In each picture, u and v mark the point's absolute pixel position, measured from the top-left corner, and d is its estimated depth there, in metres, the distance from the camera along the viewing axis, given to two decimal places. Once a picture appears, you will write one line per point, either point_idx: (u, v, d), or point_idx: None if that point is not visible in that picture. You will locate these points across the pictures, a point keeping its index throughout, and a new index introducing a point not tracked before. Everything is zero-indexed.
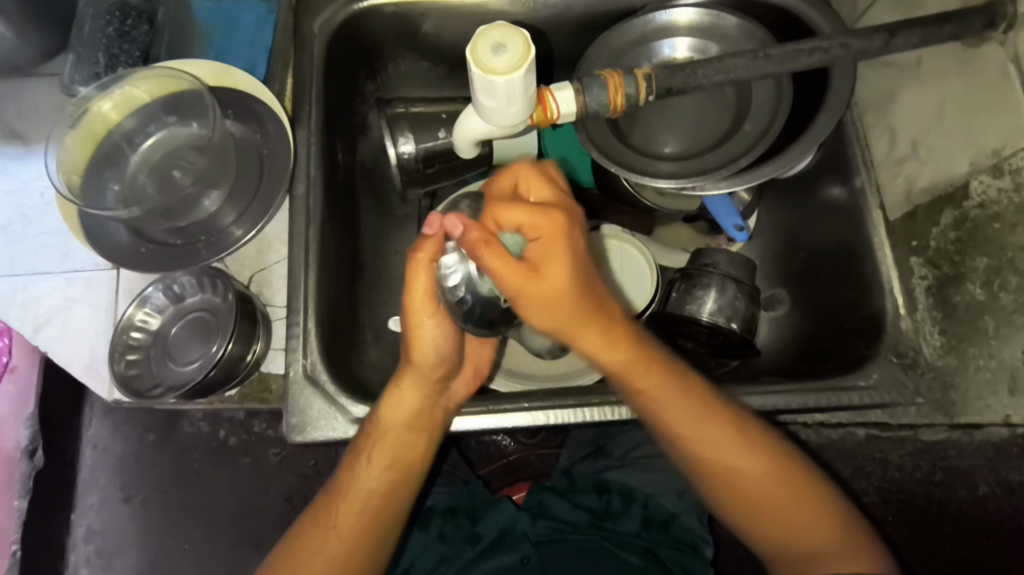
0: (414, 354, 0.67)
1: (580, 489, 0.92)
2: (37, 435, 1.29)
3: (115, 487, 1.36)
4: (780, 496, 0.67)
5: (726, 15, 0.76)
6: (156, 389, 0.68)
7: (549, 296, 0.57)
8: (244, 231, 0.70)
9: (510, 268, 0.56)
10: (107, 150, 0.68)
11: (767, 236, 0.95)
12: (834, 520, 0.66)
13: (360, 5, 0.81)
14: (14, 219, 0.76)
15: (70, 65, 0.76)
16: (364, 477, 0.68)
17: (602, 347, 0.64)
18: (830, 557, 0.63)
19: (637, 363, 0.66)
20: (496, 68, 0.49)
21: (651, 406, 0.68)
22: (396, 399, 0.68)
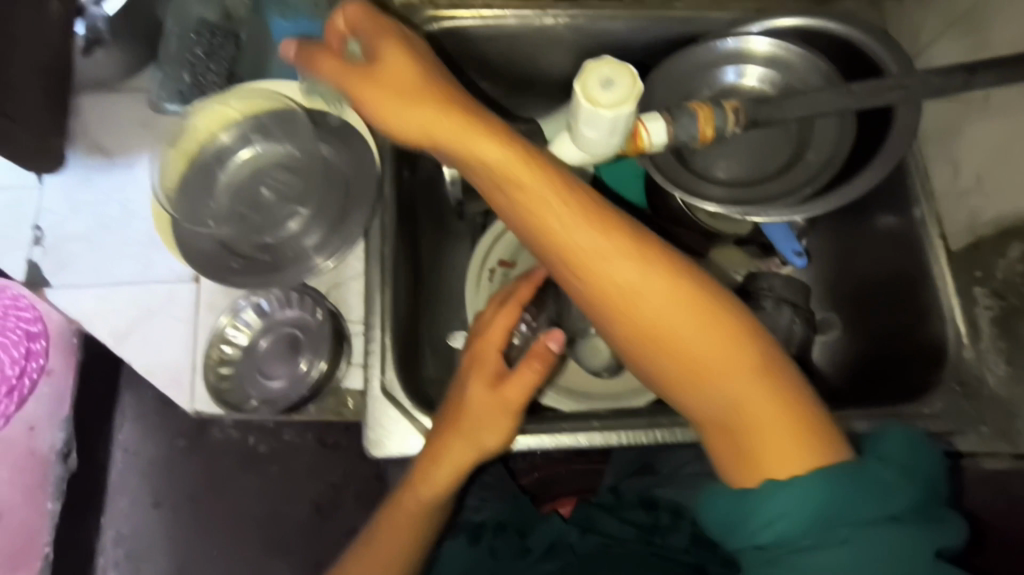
0: (466, 408, 0.67)
1: (627, 505, 0.92)
2: (70, 437, 1.31)
3: (146, 493, 1.40)
4: (739, 383, 0.53)
5: (794, 47, 0.79)
6: (249, 402, 0.71)
7: (404, 95, 0.58)
8: (328, 259, 0.72)
9: (382, 78, 0.59)
10: (199, 167, 0.71)
11: (817, 260, 0.97)
12: (777, 404, 0.52)
13: (433, 27, 0.87)
14: (95, 229, 0.78)
15: (158, 84, 0.79)
16: (411, 502, 0.68)
17: (492, 170, 0.57)
18: (790, 458, 0.51)
19: (542, 210, 0.56)
20: (602, 101, 0.51)
21: (574, 273, 0.57)
22: (451, 453, 0.66)
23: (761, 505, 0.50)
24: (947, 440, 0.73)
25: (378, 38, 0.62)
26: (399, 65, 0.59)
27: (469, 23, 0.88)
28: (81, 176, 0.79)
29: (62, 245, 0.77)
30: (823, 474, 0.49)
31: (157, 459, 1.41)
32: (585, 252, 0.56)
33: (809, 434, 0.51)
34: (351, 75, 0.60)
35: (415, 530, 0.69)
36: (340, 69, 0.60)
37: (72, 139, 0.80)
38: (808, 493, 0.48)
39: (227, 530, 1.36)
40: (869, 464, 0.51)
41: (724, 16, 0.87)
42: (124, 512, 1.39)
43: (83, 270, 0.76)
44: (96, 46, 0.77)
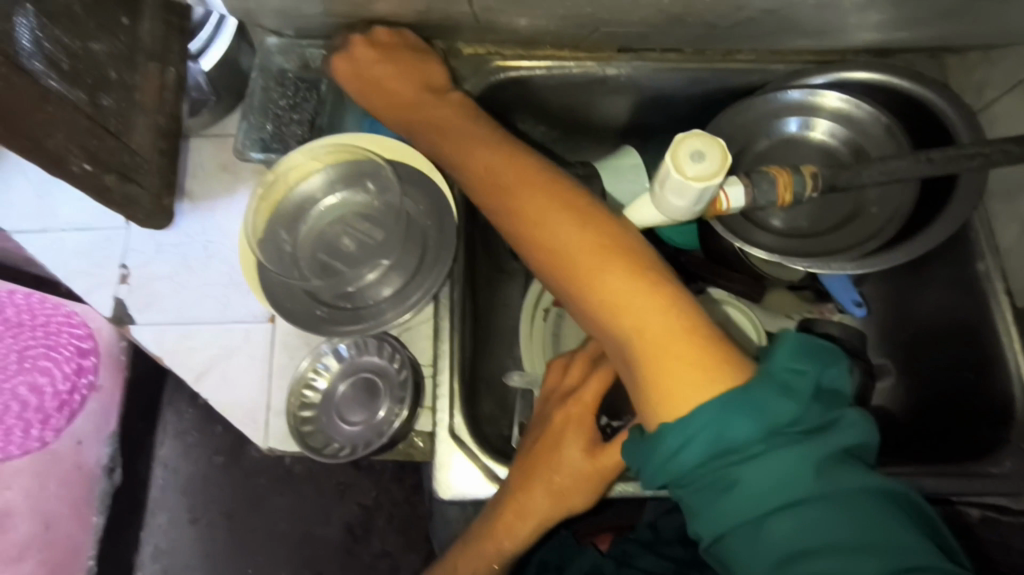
0: (559, 470, 0.67)
1: (665, 541, 0.91)
2: (115, 454, 1.40)
3: (184, 509, 1.45)
4: (652, 323, 0.58)
5: (864, 104, 0.81)
6: (332, 446, 0.71)
7: (429, 113, 0.74)
8: (397, 312, 0.71)
9: (399, 99, 0.77)
10: (284, 212, 0.74)
11: (871, 307, 0.97)
12: (693, 348, 0.56)
13: (496, 77, 0.89)
14: (179, 269, 0.81)
15: (241, 132, 0.82)
16: (489, 550, 0.68)
17: (481, 162, 0.70)
18: (686, 378, 0.54)
19: (506, 182, 0.68)
20: (692, 173, 0.52)
21: (511, 222, 0.67)
22: (531, 504, 0.67)
23: (668, 432, 0.53)
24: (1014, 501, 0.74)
25: (385, 64, 0.76)
26: (398, 79, 0.76)
27: (536, 74, 0.89)
28: None
29: (148, 284, 0.80)
30: (720, 397, 0.52)
31: (193, 477, 1.46)
32: (575, 242, 0.64)
33: (705, 360, 0.55)
34: (400, 85, 0.77)
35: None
36: (374, 87, 0.78)
37: (184, 194, 0.84)
38: (710, 414, 0.52)
39: (261, 550, 1.40)
40: (754, 384, 0.53)
41: (785, 66, 0.88)
42: (162, 528, 1.45)
43: (166, 309, 0.79)
44: (196, 103, 0.84)
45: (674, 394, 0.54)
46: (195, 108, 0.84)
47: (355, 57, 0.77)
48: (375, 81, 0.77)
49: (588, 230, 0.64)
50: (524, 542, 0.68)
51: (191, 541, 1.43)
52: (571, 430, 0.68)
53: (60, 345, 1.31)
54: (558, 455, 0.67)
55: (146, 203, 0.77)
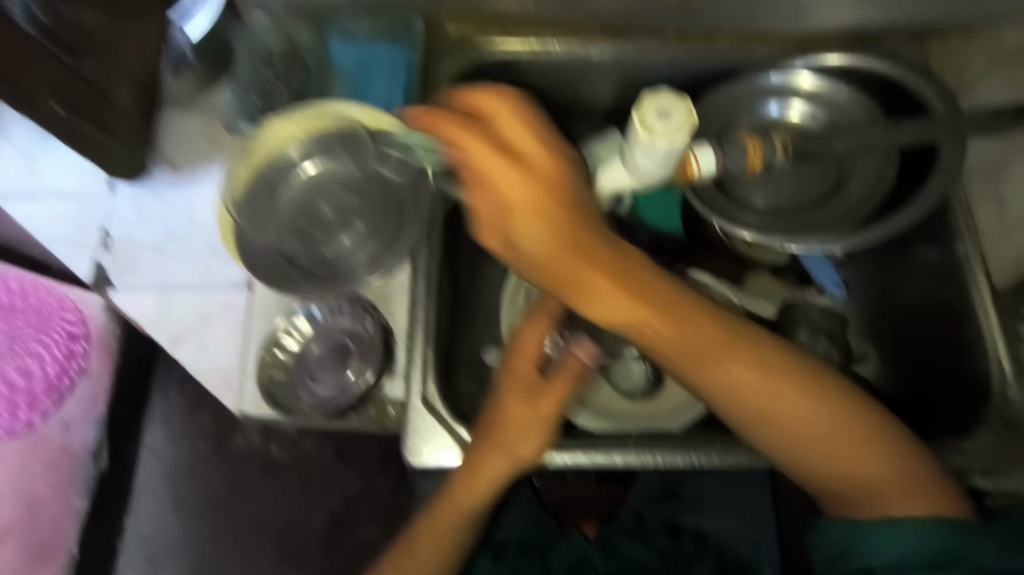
0: (514, 433, 0.70)
1: (650, 530, 0.93)
2: (102, 436, 1.36)
3: (169, 498, 1.39)
4: (835, 444, 0.65)
5: (840, 84, 0.81)
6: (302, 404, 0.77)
7: (545, 242, 0.62)
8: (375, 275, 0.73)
9: (502, 164, 0.61)
10: (260, 178, 0.73)
11: (854, 292, 0.97)
12: (885, 449, 0.65)
13: (476, 55, 0.88)
14: (161, 238, 0.80)
15: (230, 104, 0.83)
16: (454, 515, 0.72)
17: (600, 295, 0.64)
18: (881, 494, 0.64)
19: (673, 342, 0.66)
20: (658, 132, 0.53)
21: (714, 377, 0.66)
22: (487, 466, 0.70)
23: (868, 543, 0.62)
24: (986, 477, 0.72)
25: (462, 127, 0.62)
26: (485, 159, 0.61)
27: (523, 54, 0.89)
28: (150, 188, 0.82)
29: (131, 252, 0.80)
30: (939, 525, 0.61)
31: (178, 463, 1.41)
32: (671, 317, 0.65)
33: (904, 452, 0.65)
34: (496, 157, 0.61)
35: (463, 535, 0.73)
36: (473, 147, 0.61)
37: (159, 157, 0.84)
38: (910, 543, 0.61)
39: (243, 538, 1.37)
40: (975, 525, 0.61)
41: (768, 49, 0.89)
42: (148, 513, 1.39)
43: (148, 277, 0.79)
44: (179, 65, 0.83)
45: (867, 504, 0.64)
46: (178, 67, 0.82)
47: (459, 139, 0.61)
48: (449, 134, 0.62)
49: (665, 305, 0.65)
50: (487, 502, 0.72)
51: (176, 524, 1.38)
52: (520, 398, 0.70)
53: (50, 329, 1.33)
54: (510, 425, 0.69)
55: (117, 150, 0.77)
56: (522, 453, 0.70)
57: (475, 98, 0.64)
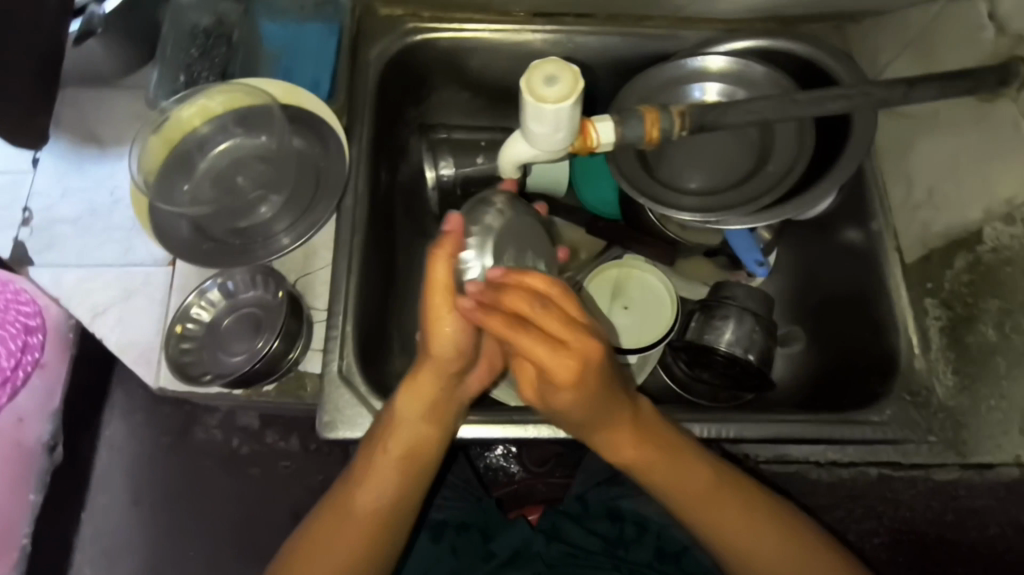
0: (435, 348, 0.66)
1: (593, 514, 0.91)
2: (59, 430, 1.26)
3: (127, 491, 1.30)
4: (735, 520, 0.69)
5: (754, 64, 0.82)
6: (204, 376, 0.72)
7: (569, 400, 0.62)
8: (291, 240, 0.76)
9: (554, 323, 0.59)
10: (179, 153, 0.75)
11: (786, 274, 0.98)
12: (774, 522, 0.69)
13: (414, 38, 0.88)
14: (83, 214, 0.81)
15: (153, 82, 0.82)
16: (379, 473, 0.70)
17: (618, 446, 0.69)
18: None
19: (648, 451, 0.69)
20: (546, 97, 0.54)
21: (659, 485, 0.71)
22: (414, 392, 0.68)
23: None
24: (896, 449, 0.74)
25: (529, 332, 0.59)
26: (571, 364, 0.59)
27: (443, 35, 0.89)
28: (74, 164, 0.83)
29: (51, 227, 0.80)
30: None
31: (141, 456, 1.31)
32: (609, 436, 0.68)
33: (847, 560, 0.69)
34: (552, 322, 0.59)
35: (376, 518, 0.70)
36: (524, 313, 0.59)
37: (55, 121, 0.84)
38: None
39: (199, 534, 1.27)
40: None
41: (694, 33, 0.90)
42: (102, 507, 1.30)
43: (68, 254, 0.79)
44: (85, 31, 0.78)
45: None
46: (80, 36, 0.78)
47: (503, 292, 0.60)
48: (491, 297, 0.60)
49: (621, 418, 0.67)
50: (410, 454, 0.70)
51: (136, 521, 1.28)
52: (449, 315, 0.64)
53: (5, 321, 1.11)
54: (433, 339, 0.65)
55: None
56: (443, 378, 0.68)
57: (507, 273, 0.63)
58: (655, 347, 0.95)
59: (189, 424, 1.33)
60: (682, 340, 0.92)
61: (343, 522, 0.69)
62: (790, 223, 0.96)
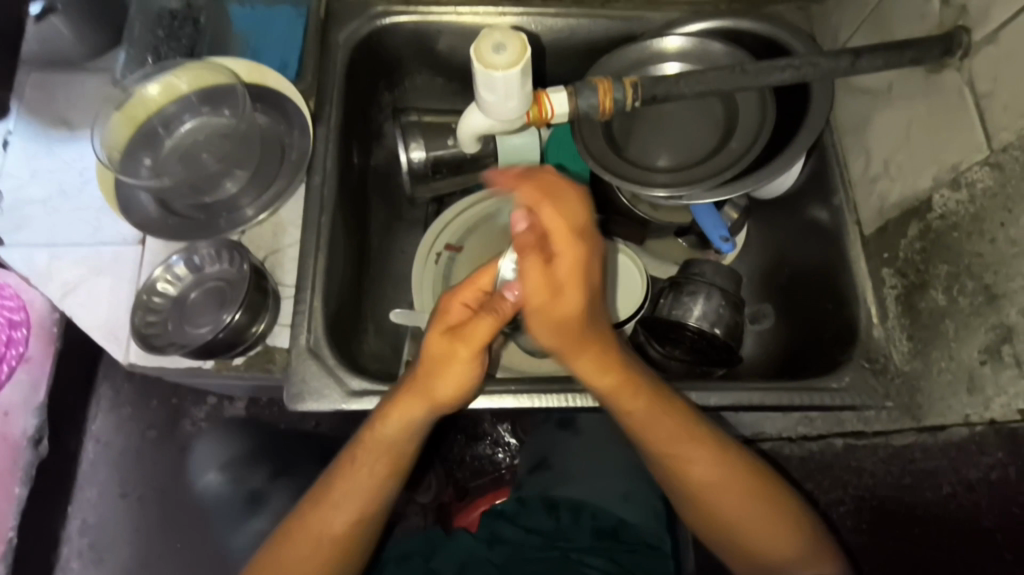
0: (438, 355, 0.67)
1: (529, 510, 0.91)
2: (43, 424, 1.22)
3: (114, 482, 1.30)
4: (718, 488, 0.71)
5: (713, 42, 0.84)
6: (169, 346, 0.73)
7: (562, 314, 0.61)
8: (256, 211, 0.78)
9: (538, 275, 0.59)
10: (145, 132, 0.78)
11: (757, 252, 0.99)
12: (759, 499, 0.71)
13: (383, 22, 0.89)
14: (54, 195, 0.82)
15: (121, 63, 0.83)
16: (361, 474, 0.72)
17: (594, 371, 0.68)
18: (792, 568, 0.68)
19: (625, 390, 0.69)
20: (495, 64, 0.56)
21: (637, 425, 0.71)
22: (399, 412, 0.69)
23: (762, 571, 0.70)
24: (859, 416, 0.77)
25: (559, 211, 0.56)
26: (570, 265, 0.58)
27: (411, 18, 0.89)
28: (42, 145, 0.84)
29: (20, 209, 0.81)
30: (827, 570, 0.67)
31: (126, 449, 1.31)
32: (596, 375, 0.68)
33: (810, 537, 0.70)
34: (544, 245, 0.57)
35: (354, 523, 0.71)
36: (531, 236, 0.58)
37: (22, 103, 0.85)
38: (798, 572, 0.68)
39: (187, 522, 1.26)
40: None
41: (660, 15, 0.91)
42: (91, 499, 1.29)
43: (39, 233, 0.80)
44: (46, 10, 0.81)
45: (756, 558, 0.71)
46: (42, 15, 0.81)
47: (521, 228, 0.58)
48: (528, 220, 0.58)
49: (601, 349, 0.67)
50: (395, 459, 0.72)
51: (118, 510, 1.28)
52: (463, 363, 0.67)
53: None
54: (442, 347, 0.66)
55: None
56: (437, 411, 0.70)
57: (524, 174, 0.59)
58: (625, 324, 0.95)
59: (178, 416, 1.33)
60: (652, 315, 0.92)
61: (309, 543, 0.70)
62: (758, 202, 0.98)
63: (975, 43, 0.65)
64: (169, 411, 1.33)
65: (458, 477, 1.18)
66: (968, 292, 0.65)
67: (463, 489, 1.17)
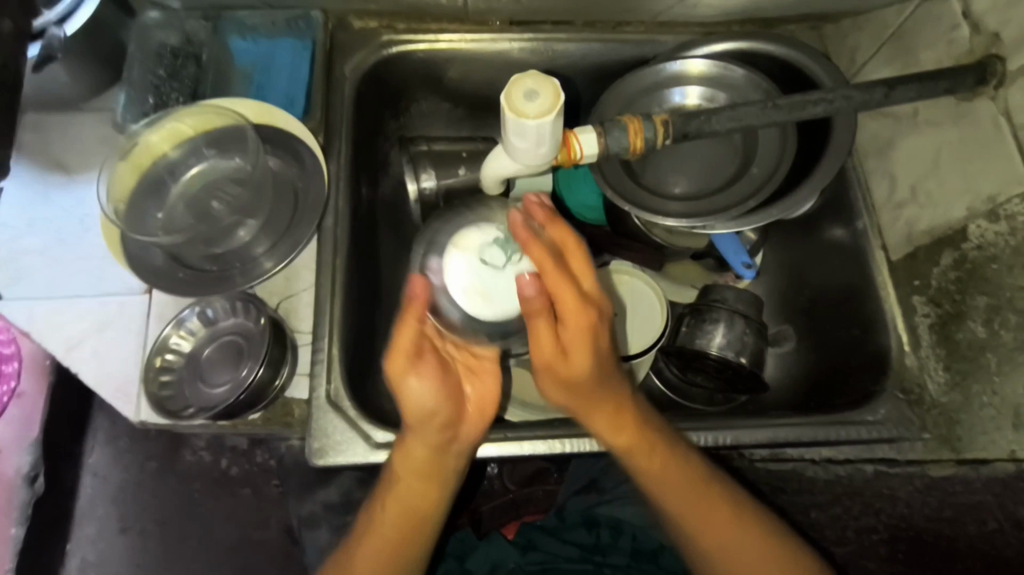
0: (407, 412, 0.66)
1: (569, 525, 0.90)
2: (39, 460, 1.16)
3: (114, 517, 1.24)
4: (739, 548, 0.70)
5: (734, 67, 0.82)
6: (186, 410, 0.71)
7: (569, 373, 0.62)
8: (273, 263, 0.76)
9: (544, 332, 0.61)
10: (150, 179, 0.76)
11: (775, 274, 0.96)
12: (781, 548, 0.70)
13: (390, 50, 0.86)
14: (52, 244, 0.78)
15: (121, 105, 0.80)
16: (382, 515, 0.70)
17: (607, 428, 0.68)
18: None
19: (641, 445, 0.69)
20: (528, 112, 0.57)
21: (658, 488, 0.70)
22: (406, 450, 0.68)
23: None
24: (893, 447, 0.75)
25: (567, 280, 0.60)
26: (580, 320, 0.60)
27: (418, 46, 0.86)
28: (39, 192, 0.80)
29: (17, 259, 0.77)
30: None
31: (127, 484, 1.25)
32: (606, 417, 0.67)
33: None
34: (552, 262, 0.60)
35: (396, 543, 0.70)
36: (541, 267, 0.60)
37: (19, 148, 0.82)
38: None
39: (191, 559, 1.22)
40: None
41: (673, 37, 0.88)
42: (91, 537, 1.24)
43: (39, 284, 0.76)
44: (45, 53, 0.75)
45: None
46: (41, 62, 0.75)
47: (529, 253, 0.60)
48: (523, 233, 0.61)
49: (615, 407, 0.67)
50: (413, 509, 0.70)
51: (120, 552, 1.23)
52: (410, 377, 0.65)
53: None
54: (402, 405, 0.66)
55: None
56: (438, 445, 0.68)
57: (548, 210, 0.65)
58: (646, 355, 0.92)
59: (179, 447, 1.27)
60: (674, 345, 0.89)
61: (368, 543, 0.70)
62: (775, 222, 0.96)
63: (1011, 73, 0.65)
64: (170, 444, 1.28)
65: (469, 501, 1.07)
66: (1012, 326, 0.65)
67: (476, 516, 1.07)
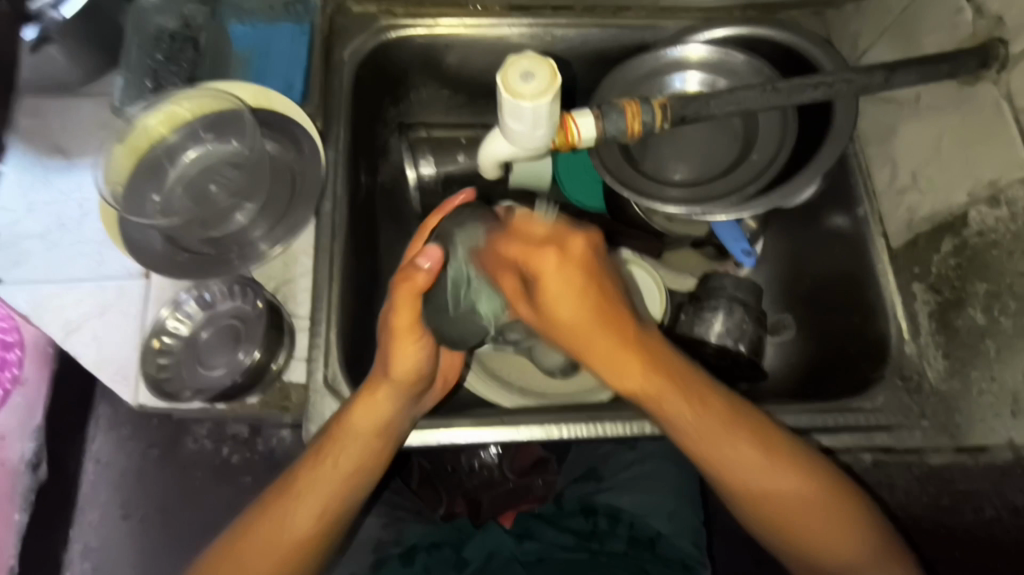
0: (394, 367, 0.68)
1: (567, 513, 0.90)
2: (42, 447, 1.15)
3: (116, 503, 1.25)
4: (803, 509, 0.66)
5: (735, 53, 0.81)
6: (184, 392, 0.71)
7: (553, 321, 0.61)
8: (270, 246, 0.76)
9: (509, 283, 0.62)
10: (148, 164, 0.76)
11: (775, 262, 0.95)
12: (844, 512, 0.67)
13: (389, 35, 0.85)
14: (52, 228, 0.78)
15: (119, 89, 0.80)
16: (329, 467, 0.69)
17: (614, 371, 0.64)
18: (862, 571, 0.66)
19: (654, 389, 0.64)
20: (523, 93, 0.57)
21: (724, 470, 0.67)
22: (369, 405, 0.68)
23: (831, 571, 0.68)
24: (891, 435, 0.73)
25: (523, 248, 0.59)
26: (549, 284, 0.59)
27: (417, 31, 0.85)
28: (38, 176, 0.80)
29: (16, 243, 0.77)
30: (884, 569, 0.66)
31: (130, 470, 1.26)
32: (607, 365, 0.63)
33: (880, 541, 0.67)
34: (517, 246, 0.59)
35: (337, 492, 0.70)
36: (516, 241, 0.60)
37: (14, 130, 0.81)
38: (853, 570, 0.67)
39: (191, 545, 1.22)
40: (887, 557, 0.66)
41: (675, 23, 0.87)
42: (95, 523, 1.25)
43: (38, 267, 0.76)
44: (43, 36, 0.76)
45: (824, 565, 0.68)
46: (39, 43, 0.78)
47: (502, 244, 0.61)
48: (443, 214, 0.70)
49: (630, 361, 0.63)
50: (363, 455, 0.70)
51: (123, 538, 1.24)
52: (409, 342, 0.67)
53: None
54: (394, 363, 0.68)
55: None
56: (405, 399, 0.70)
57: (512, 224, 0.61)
58: None
59: (180, 435, 1.27)
60: (673, 332, 0.89)
61: (298, 500, 0.69)
62: (776, 212, 0.95)
63: (1013, 56, 0.65)
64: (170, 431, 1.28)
65: (468, 487, 1.09)
66: (1011, 312, 0.65)
67: (475, 503, 1.08)
